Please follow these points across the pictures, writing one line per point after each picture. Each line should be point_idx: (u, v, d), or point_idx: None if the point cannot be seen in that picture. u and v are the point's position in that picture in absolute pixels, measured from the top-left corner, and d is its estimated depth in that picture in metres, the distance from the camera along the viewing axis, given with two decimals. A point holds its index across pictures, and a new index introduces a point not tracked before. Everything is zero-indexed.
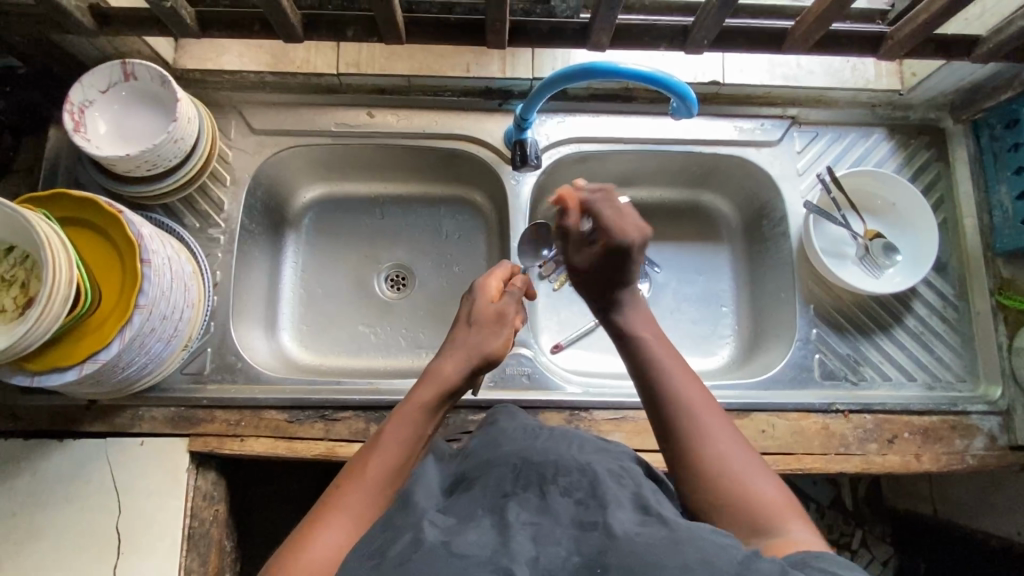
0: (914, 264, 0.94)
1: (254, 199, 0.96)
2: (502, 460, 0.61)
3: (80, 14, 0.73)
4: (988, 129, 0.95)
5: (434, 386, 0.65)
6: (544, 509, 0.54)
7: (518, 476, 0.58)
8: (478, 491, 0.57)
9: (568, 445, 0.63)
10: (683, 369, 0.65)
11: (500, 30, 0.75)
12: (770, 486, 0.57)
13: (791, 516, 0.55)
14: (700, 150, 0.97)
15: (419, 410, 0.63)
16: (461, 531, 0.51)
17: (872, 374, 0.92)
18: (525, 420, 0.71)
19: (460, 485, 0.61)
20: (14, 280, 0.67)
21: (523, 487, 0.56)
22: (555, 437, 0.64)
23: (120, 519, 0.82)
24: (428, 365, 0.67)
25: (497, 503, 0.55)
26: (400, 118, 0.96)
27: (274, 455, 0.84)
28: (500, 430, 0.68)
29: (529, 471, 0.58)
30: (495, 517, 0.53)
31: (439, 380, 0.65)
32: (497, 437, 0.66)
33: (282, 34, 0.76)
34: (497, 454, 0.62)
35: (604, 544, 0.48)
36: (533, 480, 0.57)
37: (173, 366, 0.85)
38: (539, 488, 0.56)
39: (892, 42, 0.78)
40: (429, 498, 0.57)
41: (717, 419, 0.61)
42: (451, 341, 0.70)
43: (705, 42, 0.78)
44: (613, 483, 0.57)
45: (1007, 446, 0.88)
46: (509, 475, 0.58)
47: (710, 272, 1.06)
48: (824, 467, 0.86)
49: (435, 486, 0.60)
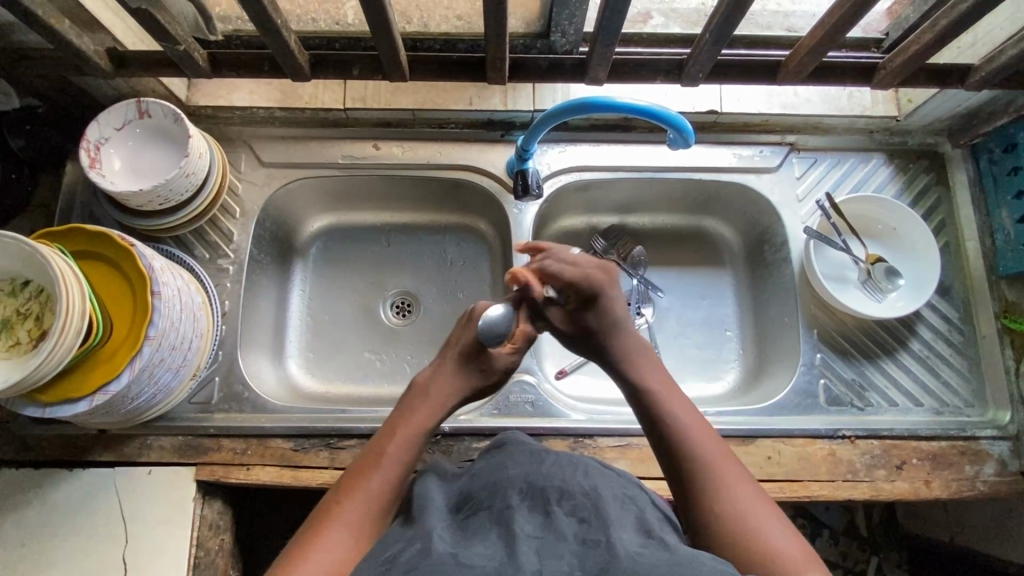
0: (917, 289, 0.93)
1: (263, 229, 0.98)
2: (509, 481, 0.60)
3: (97, 58, 0.76)
4: (987, 152, 0.95)
5: (431, 413, 0.70)
6: (548, 526, 0.54)
7: (526, 497, 0.58)
8: (487, 512, 0.57)
9: (574, 470, 0.62)
10: (700, 424, 0.67)
11: (501, 67, 0.77)
12: (787, 538, 0.57)
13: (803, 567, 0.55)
14: (700, 178, 0.99)
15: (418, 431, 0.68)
16: (466, 545, 0.52)
17: (879, 400, 0.91)
18: (532, 444, 0.70)
19: (467, 505, 0.60)
20: (29, 314, 0.69)
21: (528, 506, 0.57)
22: (562, 461, 0.63)
23: (127, 549, 0.82)
24: (424, 388, 0.72)
25: (502, 515, 0.55)
26: (406, 150, 0.99)
27: (279, 484, 0.85)
28: (507, 453, 0.68)
29: (536, 492, 0.58)
30: (502, 530, 0.53)
31: (435, 408, 0.71)
32: (503, 460, 0.65)
33: (290, 73, 0.79)
34: (504, 477, 0.61)
35: (607, 563, 0.48)
36: (538, 501, 0.57)
37: (181, 395, 0.86)
38: (545, 507, 0.56)
39: (884, 72, 0.79)
40: (438, 519, 0.57)
41: (736, 474, 0.62)
42: (444, 364, 0.74)
43: (700, 75, 0.80)
44: (615, 508, 0.57)
45: (1018, 472, 0.87)
46: (517, 494, 0.58)
47: (713, 297, 1.06)
48: (832, 494, 0.85)
49: (441, 504, 0.61)
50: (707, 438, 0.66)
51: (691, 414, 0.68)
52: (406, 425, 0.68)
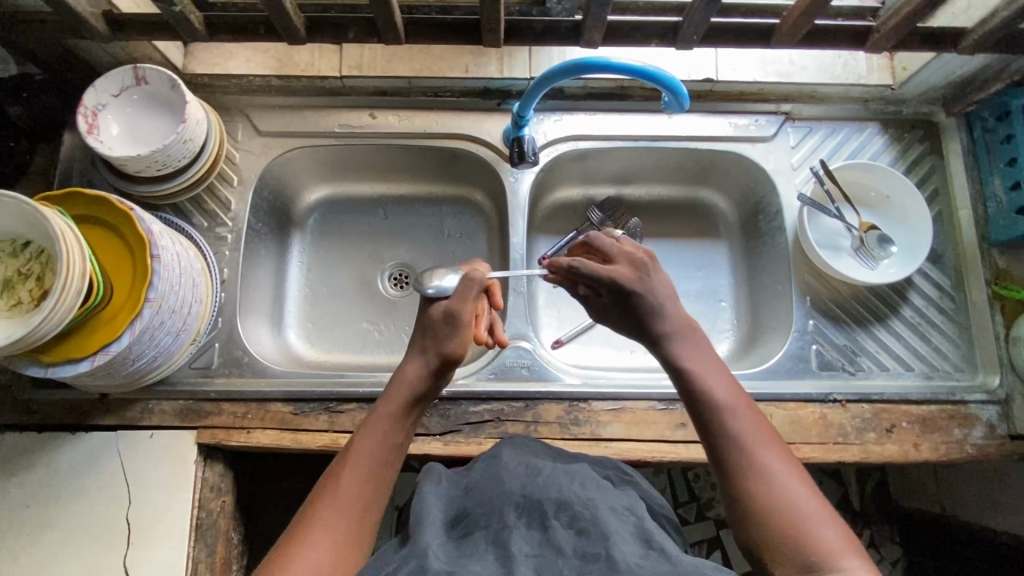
0: (910, 254, 0.94)
1: (261, 199, 0.99)
2: (506, 497, 0.62)
3: (94, 21, 0.76)
4: (980, 121, 0.96)
5: (400, 394, 0.70)
6: (546, 541, 0.57)
7: (523, 514, 0.60)
8: (483, 532, 0.59)
9: (571, 481, 0.64)
10: (739, 399, 0.67)
11: (495, 29, 0.77)
12: (828, 523, 0.58)
13: (850, 557, 0.55)
14: (696, 147, 0.99)
15: (390, 416, 0.68)
16: (463, 563, 0.55)
17: (870, 365, 0.92)
18: (528, 454, 0.72)
19: (462, 522, 0.62)
20: (30, 274, 0.70)
21: (525, 523, 0.59)
22: (557, 474, 0.65)
23: (130, 509, 0.84)
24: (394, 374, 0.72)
25: (499, 534, 0.58)
26: (402, 119, 0.99)
27: (279, 447, 0.86)
28: (501, 464, 0.69)
29: (533, 508, 0.60)
30: (498, 550, 0.56)
31: (404, 385, 0.70)
32: (500, 474, 0.67)
33: (285, 37, 0.79)
34: (500, 493, 0.63)
35: None
36: (536, 517, 0.60)
37: (180, 359, 0.87)
38: (541, 523, 0.59)
39: (878, 35, 0.80)
40: (434, 536, 0.59)
41: (774, 455, 0.63)
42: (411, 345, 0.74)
43: (694, 38, 0.80)
44: (614, 517, 0.59)
45: (1006, 435, 0.88)
46: (513, 511, 0.60)
47: (708, 267, 1.07)
48: (822, 456, 0.86)
49: (438, 518, 0.63)
50: (742, 410, 0.66)
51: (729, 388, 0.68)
52: (376, 426, 0.68)
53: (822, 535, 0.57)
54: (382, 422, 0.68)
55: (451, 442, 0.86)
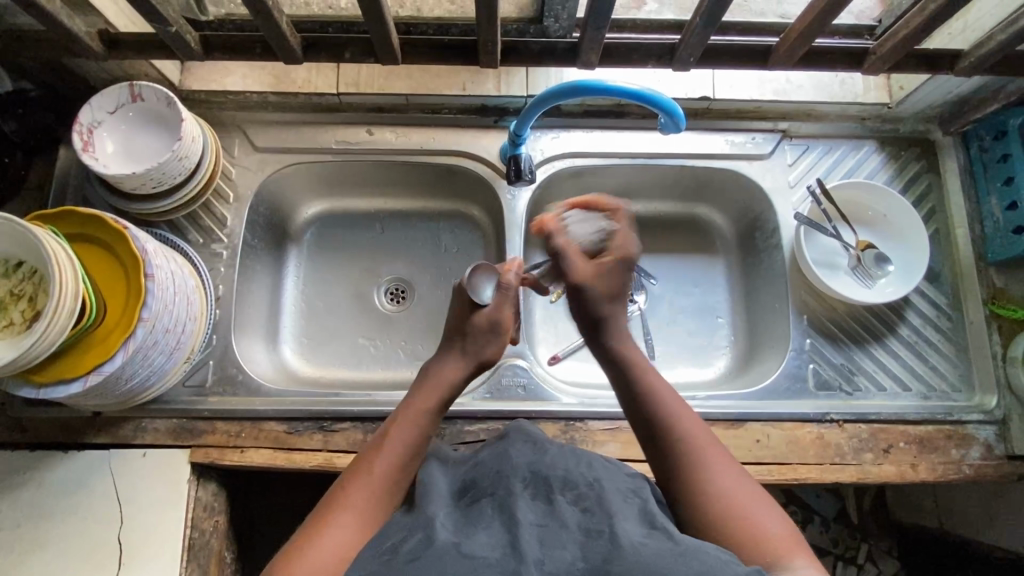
0: (907, 274, 0.94)
1: (256, 215, 0.98)
2: (512, 469, 0.62)
3: (90, 40, 0.76)
4: (977, 140, 0.97)
5: (436, 391, 0.72)
6: (551, 514, 0.56)
7: (529, 485, 0.60)
8: (489, 500, 0.59)
9: (577, 461, 0.64)
10: (680, 404, 0.69)
11: (492, 50, 0.77)
12: (772, 517, 0.59)
13: (796, 551, 0.57)
14: (693, 164, 0.99)
15: (425, 411, 0.70)
16: (470, 533, 0.54)
17: (867, 384, 0.92)
18: (535, 433, 0.72)
19: (469, 492, 0.62)
20: (23, 295, 0.70)
21: (531, 495, 0.59)
22: (565, 454, 0.65)
23: (122, 530, 0.83)
24: (429, 371, 0.74)
25: (505, 502, 0.58)
26: (398, 135, 0.99)
27: (273, 467, 0.86)
28: (508, 439, 0.70)
29: (541, 482, 0.60)
30: (505, 517, 0.56)
31: (442, 381, 0.73)
32: (506, 448, 0.67)
33: (282, 56, 0.78)
34: (506, 465, 0.64)
35: (609, 553, 0.50)
36: (543, 489, 0.60)
37: (174, 378, 0.86)
38: (547, 496, 0.59)
39: (875, 57, 0.80)
40: (441, 507, 0.59)
41: (719, 455, 0.64)
42: (450, 342, 0.77)
43: (691, 59, 0.80)
44: (619, 497, 0.58)
45: (1003, 456, 0.88)
46: (519, 483, 0.60)
47: (705, 284, 1.07)
48: (819, 477, 0.86)
49: (444, 490, 0.63)
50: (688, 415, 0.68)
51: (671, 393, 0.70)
52: (410, 411, 0.69)
53: (768, 528, 0.58)
54: (414, 418, 0.69)
55: None
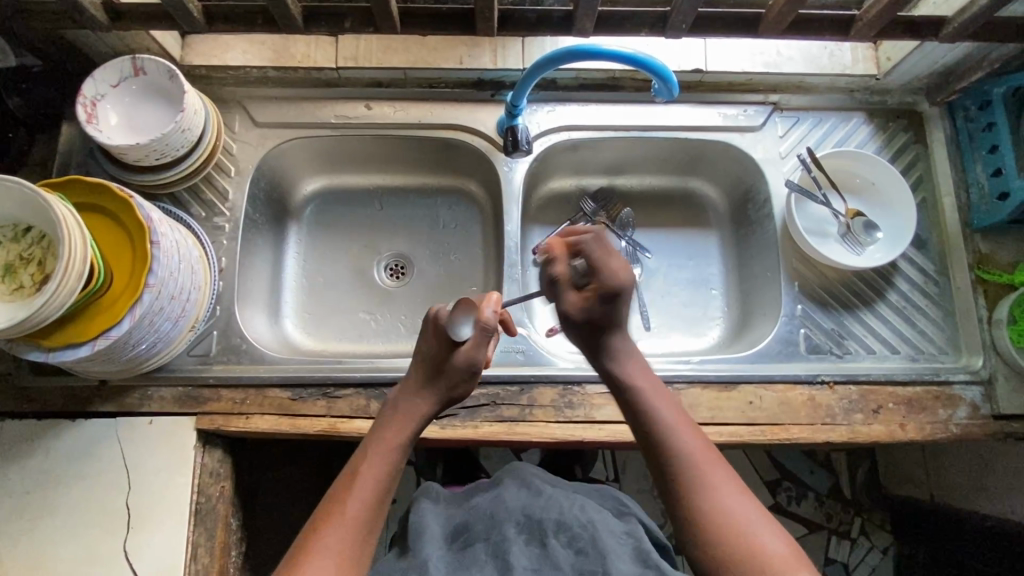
0: (895, 240, 0.97)
1: (258, 190, 1.00)
2: (506, 515, 0.72)
3: (93, 10, 0.77)
4: (962, 110, 0.98)
5: (406, 426, 0.73)
6: (544, 556, 0.67)
7: (522, 529, 0.70)
8: (483, 543, 0.70)
9: (570, 504, 0.73)
10: (682, 418, 0.72)
11: (489, 17, 0.79)
12: (770, 535, 0.63)
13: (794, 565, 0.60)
14: (686, 137, 1.01)
15: (393, 448, 0.71)
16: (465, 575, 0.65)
17: (857, 348, 0.94)
18: (529, 474, 0.79)
19: (461, 536, 0.72)
20: (32, 258, 0.71)
21: (525, 538, 0.69)
22: (557, 496, 0.74)
23: (130, 495, 0.85)
24: (399, 404, 0.75)
25: (498, 546, 0.68)
26: (397, 110, 1.00)
27: (278, 432, 0.87)
28: (502, 484, 0.77)
29: (534, 526, 0.70)
30: (497, 561, 0.66)
31: (409, 417, 0.73)
32: (501, 492, 0.75)
33: (283, 25, 0.80)
34: (501, 509, 0.73)
35: None
36: (536, 532, 0.69)
37: (180, 346, 0.88)
38: (542, 539, 0.69)
39: (861, 23, 0.82)
40: (436, 548, 0.70)
41: (719, 471, 0.67)
42: (416, 375, 0.76)
43: (683, 26, 0.81)
44: (612, 538, 0.69)
45: (989, 415, 0.90)
46: (513, 528, 0.70)
47: (699, 256, 1.09)
48: (811, 437, 0.88)
49: (438, 532, 0.73)
50: (688, 433, 0.70)
51: (673, 410, 0.72)
52: (378, 450, 0.70)
53: (766, 544, 0.62)
54: (384, 454, 0.70)
55: (447, 426, 0.87)
